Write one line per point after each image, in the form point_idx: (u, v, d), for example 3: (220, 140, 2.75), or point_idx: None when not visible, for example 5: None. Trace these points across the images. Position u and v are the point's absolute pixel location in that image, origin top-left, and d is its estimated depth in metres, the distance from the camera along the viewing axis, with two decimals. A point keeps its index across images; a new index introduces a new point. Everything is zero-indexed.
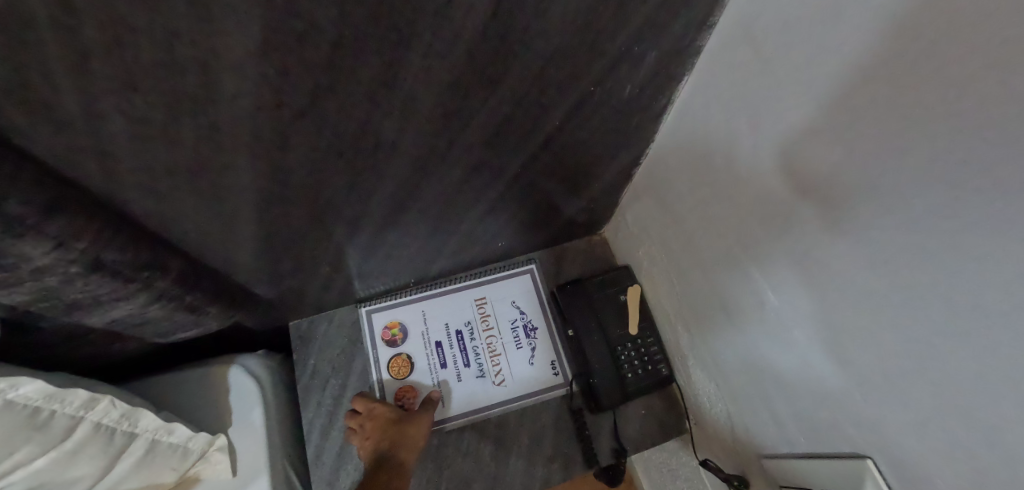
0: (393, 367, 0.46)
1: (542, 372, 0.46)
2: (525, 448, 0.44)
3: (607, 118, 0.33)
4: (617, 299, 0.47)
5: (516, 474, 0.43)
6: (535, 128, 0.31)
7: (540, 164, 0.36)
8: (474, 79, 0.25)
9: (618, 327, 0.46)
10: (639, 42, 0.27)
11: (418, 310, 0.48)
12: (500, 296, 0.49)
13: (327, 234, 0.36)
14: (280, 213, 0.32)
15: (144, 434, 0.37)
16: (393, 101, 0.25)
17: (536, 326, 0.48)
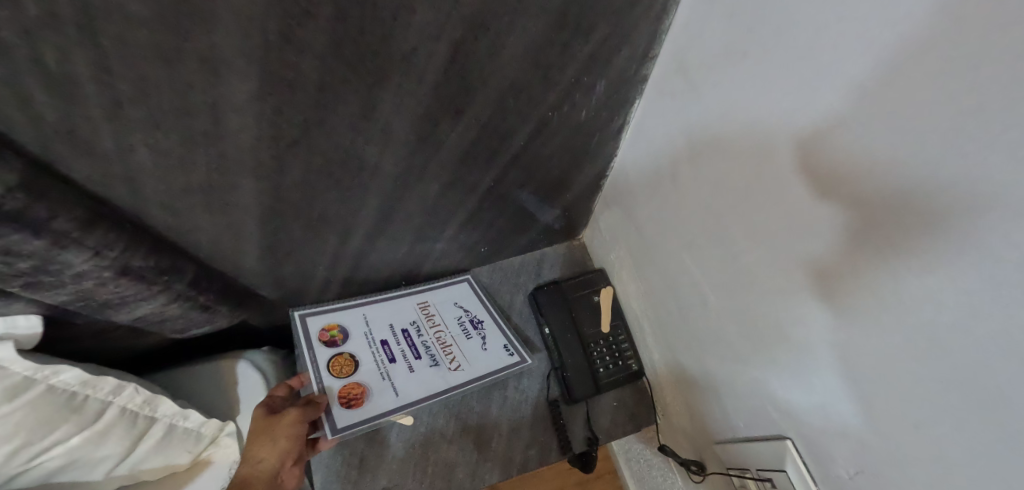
0: (338, 365, 0.46)
1: (492, 356, 0.49)
2: (503, 437, 0.47)
3: (569, 138, 0.37)
4: (591, 298, 0.51)
5: (494, 462, 0.46)
6: (502, 147, 0.35)
7: (512, 178, 0.40)
8: (441, 109, 0.30)
9: (592, 324, 0.50)
10: (584, 77, 0.32)
11: (359, 314, 0.50)
12: (440, 298, 0.53)
13: (323, 242, 0.40)
14: (279, 226, 0.36)
15: (166, 420, 0.42)
16: (371, 130, 0.29)
17: (482, 319, 0.52)
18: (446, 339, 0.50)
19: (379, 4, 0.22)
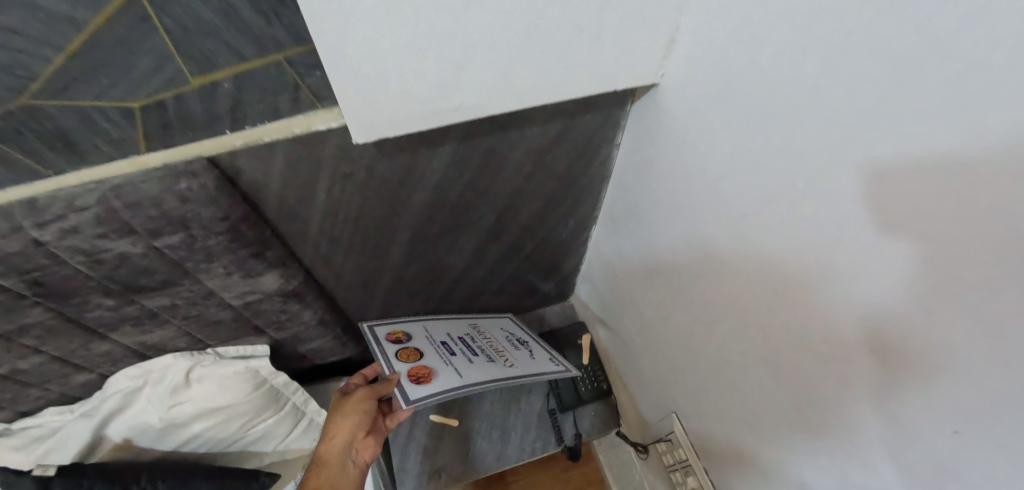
0: (404, 355, 0.57)
1: (537, 362, 0.63)
2: (518, 433, 0.72)
3: (556, 246, 0.68)
4: (577, 341, 0.77)
5: (513, 448, 0.71)
6: (518, 251, 0.65)
7: (526, 265, 0.69)
8: (491, 237, 0.60)
9: (576, 358, 0.76)
10: (563, 219, 0.62)
11: (420, 324, 0.66)
12: (487, 325, 0.71)
13: (414, 305, 0.70)
14: (394, 295, 0.66)
15: (308, 415, 0.69)
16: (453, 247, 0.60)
17: (525, 340, 0.69)
18: (496, 347, 0.64)
19: (471, 206, 0.53)
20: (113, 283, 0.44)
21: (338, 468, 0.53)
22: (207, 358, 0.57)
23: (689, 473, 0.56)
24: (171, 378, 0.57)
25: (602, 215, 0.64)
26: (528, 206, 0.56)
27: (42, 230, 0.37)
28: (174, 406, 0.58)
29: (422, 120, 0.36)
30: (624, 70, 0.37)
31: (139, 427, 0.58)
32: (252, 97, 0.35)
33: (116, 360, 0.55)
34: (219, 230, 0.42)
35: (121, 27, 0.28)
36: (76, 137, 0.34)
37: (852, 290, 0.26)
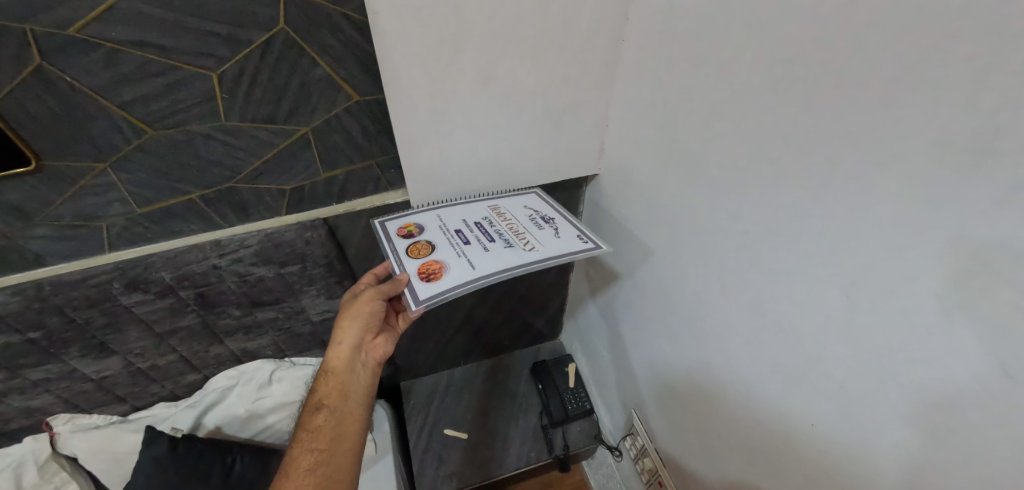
0: (418, 249, 0.69)
1: (561, 240, 0.72)
2: (516, 445, 1.06)
3: (539, 287, 1.10)
4: (561, 369, 1.18)
5: (512, 455, 1.05)
6: (506, 282, 1.02)
7: (515, 303, 1.10)
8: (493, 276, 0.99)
9: (562, 382, 1.15)
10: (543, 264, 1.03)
11: (434, 215, 0.78)
12: (508, 206, 0.81)
13: (447, 329, 1.08)
14: (427, 317, 1.02)
15: None
16: None
17: (550, 216, 0.78)
18: (516, 230, 0.74)
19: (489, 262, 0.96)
20: (246, 298, 0.85)
21: (346, 373, 0.67)
22: (284, 364, 1.02)
23: (647, 456, 0.90)
24: (259, 376, 1.00)
25: (574, 269, 1.08)
26: (518, 256, 0.97)
27: (220, 258, 0.77)
28: (256, 399, 1.01)
29: (455, 194, 0.83)
30: (562, 166, 0.86)
31: (231, 414, 1.01)
32: (354, 185, 0.80)
33: (220, 363, 0.96)
34: (321, 264, 0.84)
35: (294, 145, 0.71)
36: (249, 205, 0.76)
37: (846, 410, 0.43)
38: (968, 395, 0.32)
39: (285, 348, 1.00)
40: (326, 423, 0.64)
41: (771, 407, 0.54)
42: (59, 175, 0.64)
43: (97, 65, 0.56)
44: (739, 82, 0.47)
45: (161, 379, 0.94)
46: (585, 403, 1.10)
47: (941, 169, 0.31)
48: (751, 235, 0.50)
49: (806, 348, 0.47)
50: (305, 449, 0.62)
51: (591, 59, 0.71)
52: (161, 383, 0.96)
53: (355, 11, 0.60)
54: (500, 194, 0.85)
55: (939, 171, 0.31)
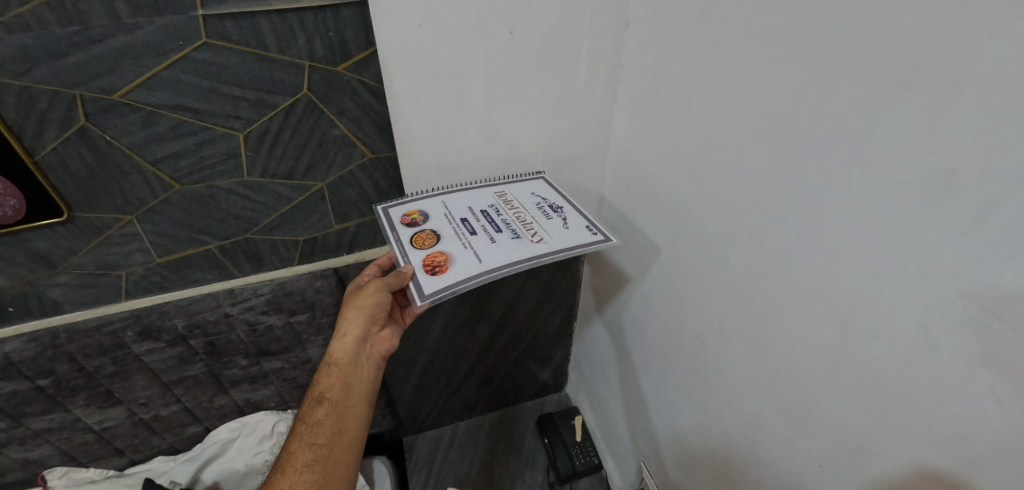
0: (421, 238, 0.62)
1: (569, 231, 0.64)
2: None
3: (545, 337, 1.09)
4: (568, 421, 1.16)
5: None
6: (512, 331, 1.02)
7: (521, 354, 1.09)
8: (498, 326, 0.99)
9: (569, 435, 1.13)
10: (550, 314, 1.03)
11: (440, 201, 0.70)
12: (515, 192, 0.73)
13: (452, 380, 1.06)
14: (432, 368, 1.01)
15: None
16: (468, 329, 0.96)
17: (560, 205, 0.69)
18: (524, 219, 0.66)
19: (496, 314, 0.96)
20: (254, 347, 0.86)
21: (349, 366, 0.63)
22: (287, 415, 0.99)
23: None
24: (260, 428, 0.97)
25: (578, 316, 1.07)
26: (524, 305, 0.97)
27: (233, 307, 0.79)
28: (255, 454, 0.96)
29: None
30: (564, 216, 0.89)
31: (229, 469, 0.96)
32: (364, 235, 0.82)
33: (222, 414, 0.95)
34: (329, 313, 0.85)
35: (310, 199, 0.74)
36: (263, 255, 0.79)
37: (870, 471, 0.44)
38: (981, 453, 0.33)
39: (288, 400, 0.98)
40: (326, 417, 0.61)
41: (792, 470, 0.54)
42: (87, 226, 0.67)
43: (135, 126, 0.61)
44: (739, 137, 0.50)
45: (162, 431, 0.93)
46: (594, 458, 1.08)
47: (943, 220, 0.32)
48: (745, 273, 0.54)
49: (826, 404, 0.47)
50: (304, 443, 0.60)
51: (593, 116, 0.75)
52: (162, 436, 0.94)
53: (371, 79, 0.65)
54: (504, 180, 0.77)
55: (940, 222, 0.32)
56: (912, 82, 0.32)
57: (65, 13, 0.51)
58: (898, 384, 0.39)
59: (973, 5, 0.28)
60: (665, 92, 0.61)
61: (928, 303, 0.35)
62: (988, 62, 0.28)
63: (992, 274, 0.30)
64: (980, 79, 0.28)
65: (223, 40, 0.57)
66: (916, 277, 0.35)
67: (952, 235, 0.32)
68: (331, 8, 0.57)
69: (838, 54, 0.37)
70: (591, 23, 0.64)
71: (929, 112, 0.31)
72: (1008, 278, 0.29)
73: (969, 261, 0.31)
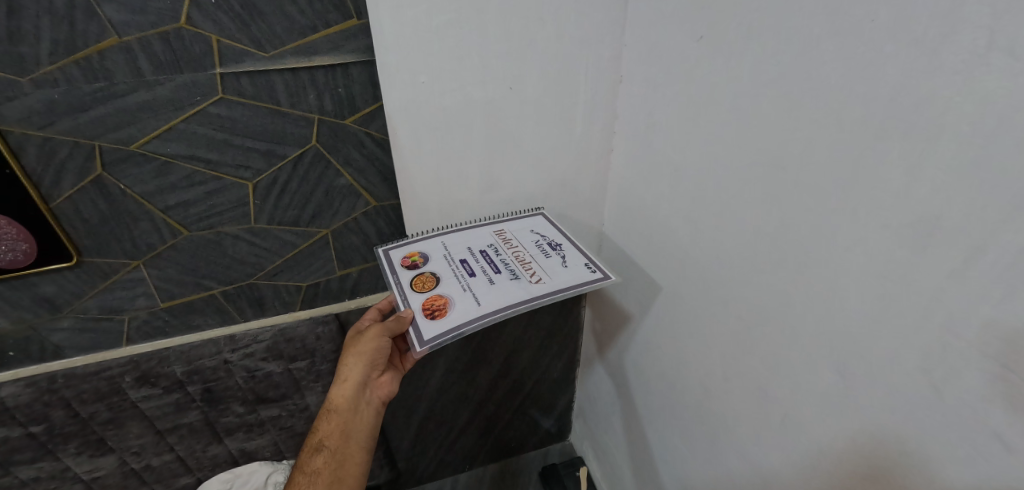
0: (421, 280, 0.62)
1: (569, 269, 0.64)
2: None
3: (548, 383, 1.06)
4: (574, 473, 1.11)
5: None
6: (514, 376, 1.00)
7: (523, 400, 1.06)
8: (500, 371, 0.97)
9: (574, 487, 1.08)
10: (552, 358, 1.02)
11: (439, 241, 0.70)
12: (513, 229, 0.73)
13: (453, 428, 1.03)
14: (432, 416, 0.98)
15: None
16: (469, 374, 0.94)
17: (559, 243, 0.70)
18: (522, 258, 0.67)
19: (497, 359, 0.95)
20: (251, 394, 0.84)
21: (349, 411, 0.61)
22: (281, 466, 0.96)
23: None
24: (253, 479, 0.94)
25: (580, 361, 1.05)
26: (526, 349, 0.96)
27: (232, 353, 0.79)
28: None
29: None
30: None
31: None
32: (366, 281, 0.83)
33: (215, 464, 0.92)
34: (328, 359, 0.84)
35: (314, 245, 0.76)
36: (265, 300, 0.79)
37: None
38: None
39: (284, 450, 0.95)
40: (325, 466, 0.58)
41: None
42: (95, 271, 0.68)
43: (149, 175, 0.63)
44: (734, 186, 0.51)
45: (152, 482, 0.90)
46: None
47: (936, 263, 0.32)
48: (746, 320, 0.53)
49: (836, 459, 0.45)
50: None
51: (591, 164, 0.77)
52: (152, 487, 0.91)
53: (377, 131, 0.68)
54: (502, 217, 0.77)
55: (931, 267, 0.33)
56: (889, 134, 0.34)
57: (92, 71, 0.54)
58: (905, 428, 0.38)
59: (937, 63, 0.30)
60: (658, 143, 0.63)
61: (924, 345, 0.35)
62: (957, 117, 0.29)
63: (988, 315, 0.30)
64: (951, 127, 0.30)
65: (238, 96, 0.60)
66: (912, 322, 0.35)
67: (943, 278, 0.32)
68: (341, 66, 0.61)
69: (817, 112, 0.39)
70: (585, 80, 0.68)
71: (906, 158, 0.33)
72: (999, 319, 0.29)
73: (963, 304, 0.31)
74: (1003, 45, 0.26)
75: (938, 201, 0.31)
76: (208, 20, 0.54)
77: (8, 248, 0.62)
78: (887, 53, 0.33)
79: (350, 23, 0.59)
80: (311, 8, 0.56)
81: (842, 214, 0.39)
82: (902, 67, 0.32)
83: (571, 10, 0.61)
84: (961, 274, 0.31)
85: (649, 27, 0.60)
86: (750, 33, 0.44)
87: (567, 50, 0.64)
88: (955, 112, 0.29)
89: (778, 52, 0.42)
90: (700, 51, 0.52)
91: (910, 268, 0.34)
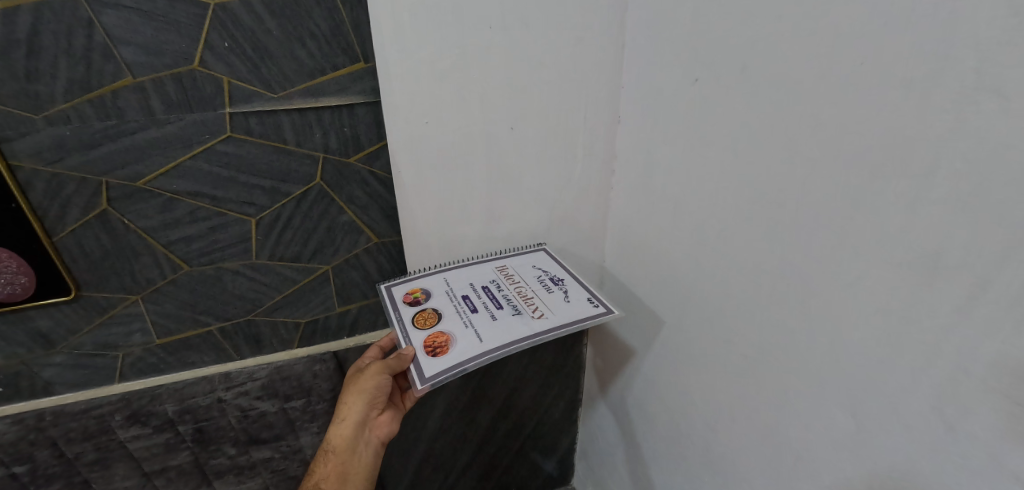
0: (422, 316, 0.62)
1: (571, 305, 0.64)
2: None
3: (550, 423, 1.03)
4: None
5: None
6: (515, 416, 0.97)
7: (525, 441, 1.02)
8: (501, 411, 0.94)
9: None
10: (554, 397, 0.99)
11: (441, 277, 0.70)
12: (516, 265, 0.73)
13: (451, 471, 0.99)
14: (430, 458, 0.94)
15: None
16: (469, 414, 0.92)
17: (560, 279, 0.70)
18: (524, 293, 0.66)
19: (497, 397, 0.92)
20: (244, 434, 0.82)
21: (346, 453, 0.59)
22: None
23: None
24: None
25: (582, 399, 1.03)
26: (527, 388, 0.94)
27: (226, 391, 0.77)
28: None
29: None
30: None
31: None
32: (365, 317, 0.82)
33: None
34: (324, 398, 0.82)
35: (314, 281, 0.75)
36: (263, 337, 0.78)
37: None
38: None
39: None
40: None
41: None
42: (92, 305, 0.68)
43: (153, 211, 0.64)
44: (734, 226, 0.51)
45: None
46: None
47: (942, 299, 0.32)
48: (752, 360, 0.52)
49: None
50: None
51: (591, 201, 0.78)
52: None
53: (380, 169, 0.69)
54: (503, 252, 0.78)
55: (939, 303, 0.32)
56: (886, 171, 0.34)
57: (105, 109, 0.56)
58: (924, 471, 0.36)
59: (927, 106, 0.31)
60: (657, 181, 0.64)
61: (936, 384, 0.34)
62: (951, 156, 0.30)
63: (1000, 350, 0.30)
64: (946, 163, 0.30)
65: (246, 134, 0.62)
66: (922, 360, 0.35)
67: (951, 314, 0.32)
68: (347, 106, 0.63)
69: (812, 153, 0.40)
70: (585, 120, 0.69)
71: (905, 195, 0.33)
72: (1011, 356, 0.29)
73: (973, 341, 0.31)
74: (989, 86, 0.27)
75: (938, 238, 0.32)
76: (221, 62, 0.57)
77: (7, 281, 0.62)
78: (877, 100, 0.34)
79: (357, 66, 0.61)
80: (320, 52, 0.59)
81: (845, 256, 0.39)
82: (892, 113, 0.33)
83: (570, 54, 0.63)
84: (966, 311, 0.31)
85: (646, 70, 0.62)
86: (743, 78, 0.46)
87: (567, 92, 0.66)
88: (948, 153, 0.30)
89: (771, 98, 0.43)
90: (696, 95, 0.53)
91: (916, 306, 0.34)
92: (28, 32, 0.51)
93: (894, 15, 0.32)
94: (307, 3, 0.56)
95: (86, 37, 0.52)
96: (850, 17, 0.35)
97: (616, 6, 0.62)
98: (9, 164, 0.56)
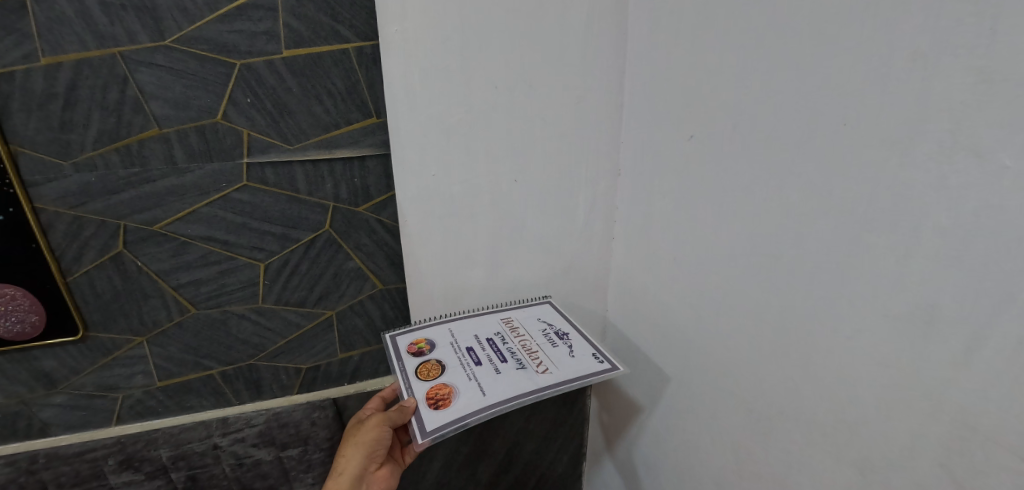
0: (425, 369, 0.61)
1: (576, 360, 0.63)
2: None
3: (554, 480, 0.99)
4: None
5: None
6: (516, 471, 0.93)
7: None
8: (502, 465, 0.91)
9: None
10: (557, 452, 0.95)
11: (446, 327, 0.70)
12: (521, 317, 0.73)
13: None
14: None
15: None
16: (468, 468, 0.89)
17: (564, 331, 0.70)
18: (528, 347, 0.66)
19: (498, 451, 0.89)
20: (237, 484, 0.79)
21: None
22: None
23: None
24: None
25: (587, 455, 0.99)
26: (528, 441, 0.91)
27: (223, 437, 0.76)
28: None
29: None
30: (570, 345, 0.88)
31: None
32: (366, 363, 0.81)
33: None
34: (321, 447, 0.80)
35: (318, 327, 0.76)
36: (263, 381, 0.78)
37: None
38: None
39: None
40: None
41: None
42: (97, 346, 0.69)
43: (166, 254, 0.66)
44: (733, 285, 0.52)
45: None
46: None
47: (939, 350, 0.32)
48: (756, 414, 0.51)
49: None
50: None
51: (594, 252, 0.79)
52: None
53: (388, 218, 0.72)
54: (508, 303, 0.78)
55: (938, 357, 0.33)
56: (877, 228, 0.35)
57: (130, 157, 0.60)
58: None
59: (909, 167, 0.32)
60: (658, 235, 0.65)
61: (940, 442, 0.34)
62: (937, 213, 0.31)
63: (1001, 404, 0.29)
64: (932, 221, 0.32)
65: (261, 183, 0.65)
66: (925, 417, 0.34)
67: (950, 365, 0.32)
68: (359, 158, 0.66)
69: (806, 211, 0.41)
70: (586, 174, 0.72)
71: (897, 248, 0.34)
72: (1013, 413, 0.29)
73: (971, 396, 0.31)
74: (965, 148, 0.29)
75: (931, 292, 0.32)
76: (243, 116, 0.60)
77: (18, 320, 0.63)
78: (864, 164, 0.35)
79: (370, 121, 0.64)
80: (336, 108, 0.62)
81: (844, 314, 0.39)
82: (878, 173, 0.35)
83: (573, 111, 0.67)
84: (965, 365, 0.31)
85: (645, 128, 0.64)
86: (735, 139, 0.48)
87: (569, 146, 0.69)
88: (932, 210, 0.31)
89: (764, 158, 0.45)
90: (692, 156, 0.55)
91: (917, 360, 0.34)
92: (66, 87, 0.55)
93: (872, 86, 0.34)
94: (326, 64, 0.60)
95: (120, 92, 0.56)
96: (834, 86, 0.37)
97: (615, 69, 0.66)
98: (35, 206, 0.59)
